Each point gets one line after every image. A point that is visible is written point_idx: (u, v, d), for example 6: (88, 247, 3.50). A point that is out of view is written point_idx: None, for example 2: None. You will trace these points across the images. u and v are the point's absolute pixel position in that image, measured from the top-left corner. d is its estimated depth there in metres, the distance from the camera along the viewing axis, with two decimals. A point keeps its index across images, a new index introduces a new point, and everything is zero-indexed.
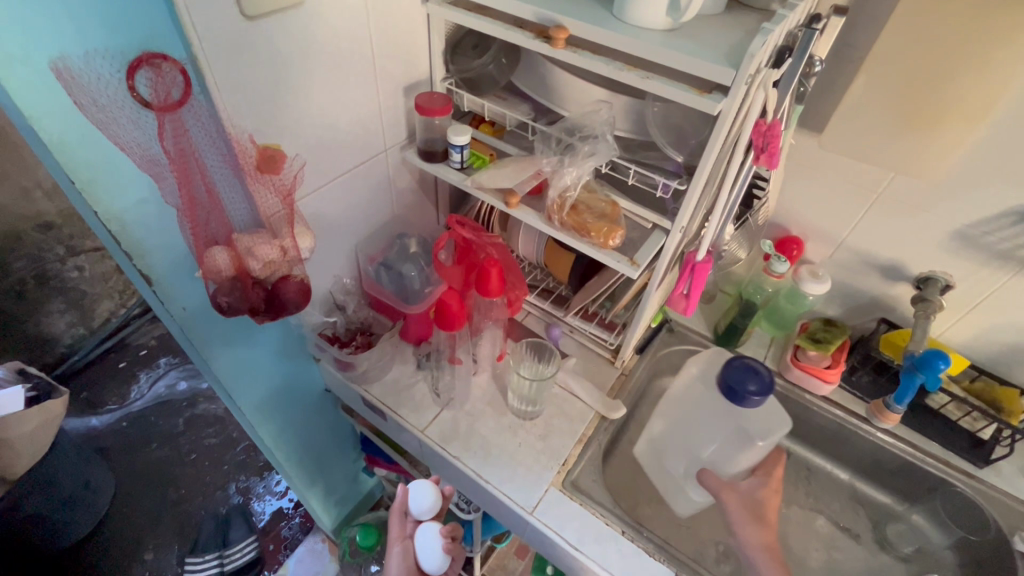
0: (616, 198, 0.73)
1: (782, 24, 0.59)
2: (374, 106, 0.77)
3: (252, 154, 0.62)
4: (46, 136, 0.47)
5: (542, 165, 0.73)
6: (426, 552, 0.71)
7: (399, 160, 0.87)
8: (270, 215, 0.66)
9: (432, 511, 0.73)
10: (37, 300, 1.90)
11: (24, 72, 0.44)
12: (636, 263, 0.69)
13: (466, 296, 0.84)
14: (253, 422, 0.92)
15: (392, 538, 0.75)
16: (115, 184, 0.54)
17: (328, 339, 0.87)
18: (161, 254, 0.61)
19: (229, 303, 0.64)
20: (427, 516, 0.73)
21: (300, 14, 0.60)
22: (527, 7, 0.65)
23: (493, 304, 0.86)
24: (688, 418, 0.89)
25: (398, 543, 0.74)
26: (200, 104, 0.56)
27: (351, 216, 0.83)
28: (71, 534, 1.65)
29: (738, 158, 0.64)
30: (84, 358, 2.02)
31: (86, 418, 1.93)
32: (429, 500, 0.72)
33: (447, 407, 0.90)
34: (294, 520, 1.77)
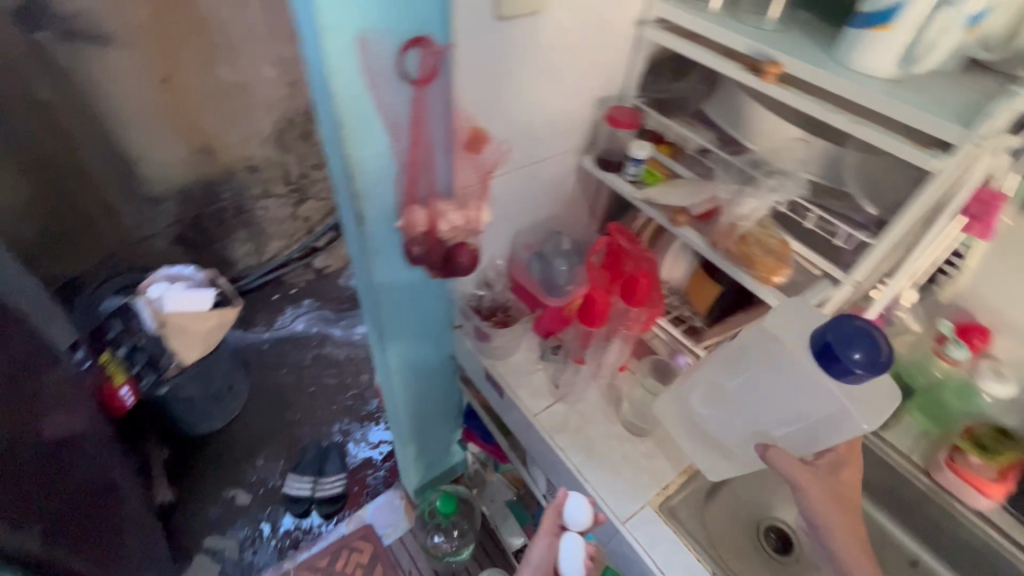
0: (788, 238, 0.72)
1: None
2: (569, 110, 0.83)
3: (466, 133, 0.73)
4: (337, 88, 0.59)
5: (719, 192, 0.73)
6: (568, 560, 0.77)
7: (574, 164, 0.93)
8: (465, 187, 0.76)
9: (584, 528, 0.78)
10: (231, 227, 2.26)
11: (339, 36, 0.56)
12: (797, 306, 0.68)
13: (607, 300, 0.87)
14: (391, 366, 1.03)
15: (540, 531, 0.83)
16: (367, 136, 0.65)
17: (473, 309, 0.97)
18: (376, 203, 0.73)
19: (416, 252, 0.77)
20: (576, 529, 0.78)
21: (538, 20, 0.68)
22: (743, 39, 0.68)
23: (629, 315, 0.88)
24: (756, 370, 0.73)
25: (545, 538, 0.82)
26: (444, 84, 0.66)
27: (521, 205, 0.91)
28: (209, 423, 1.95)
29: (951, 220, 0.64)
30: (251, 283, 2.39)
31: (241, 333, 2.28)
32: (585, 518, 0.77)
33: (561, 400, 0.94)
34: (380, 472, 1.91)
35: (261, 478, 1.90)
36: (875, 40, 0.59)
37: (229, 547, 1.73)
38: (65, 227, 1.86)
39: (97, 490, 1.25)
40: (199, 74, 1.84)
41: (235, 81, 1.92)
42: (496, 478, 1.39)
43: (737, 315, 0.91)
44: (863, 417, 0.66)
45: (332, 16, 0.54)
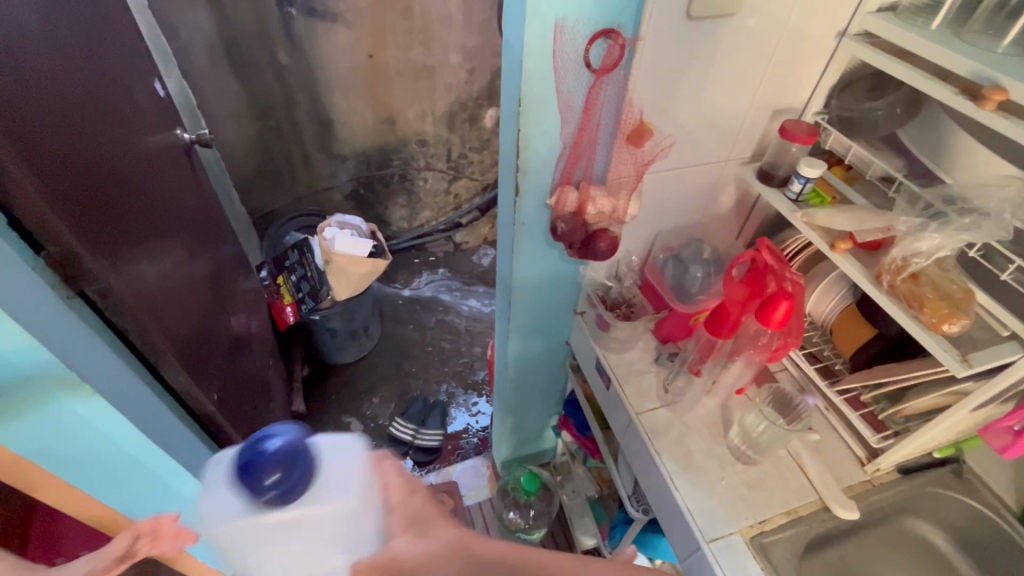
0: (974, 288, 0.63)
1: None
2: (740, 117, 0.82)
3: (631, 125, 0.74)
4: (526, 69, 0.66)
5: (897, 222, 0.67)
6: None
7: (734, 174, 0.91)
8: (618, 177, 0.79)
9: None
10: (394, 192, 2.54)
11: (540, 21, 0.62)
12: (968, 363, 0.60)
13: (741, 316, 0.84)
14: (511, 337, 1.10)
15: None
16: (541, 115, 0.71)
17: (599, 297, 0.99)
18: (535, 178, 0.79)
19: (561, 230, 0.81)
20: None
21: (729, 22, 0.68)
22: (964, 60, 0.61)
23: (761, 336, 0.84)
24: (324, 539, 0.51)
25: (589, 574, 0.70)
26: (620, 76, 0.70)
27: (669, 206, 0.91)
28: (344, 355, 2.23)
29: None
30: (399, 244, 2.68)
31: (383, 285, 2.57)
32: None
33: (667, 407, 0.93)
34: (473, 439, 2.04)
35: (374, 414, 2.13)
36: None
37: None
38: (274, 168, 2.26)
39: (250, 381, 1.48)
40: (398, 54, 2.09)
41: (426, 63, 2.15)
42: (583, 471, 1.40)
43: (886, 365, 0.82)
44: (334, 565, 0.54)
45: (537, 4, 0.60)
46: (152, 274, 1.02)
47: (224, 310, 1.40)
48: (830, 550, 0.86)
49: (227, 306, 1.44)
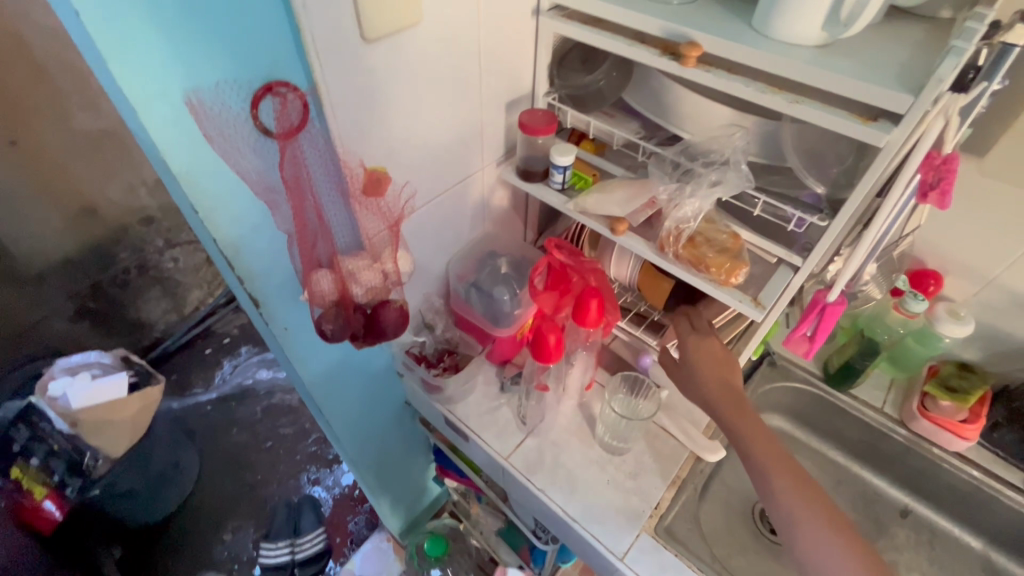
0: (739, 229, 0.66)
1: (980, 29, 0.50)
2: (476, 122, 0.74)
3: (359, 178, 0.60)
4: (177, 168, 0.47)
5: (658, 192, 0.66)
6: None
7: (495, 177, 0.84)
8: (374, 238, 0.64)
9: None
10: (138, 288, 2.00)
11: (161, 107, 0.44)
12: (762, 305, 0.62)
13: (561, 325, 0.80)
14: (338, 431, 0.93)
15: None
16: (234, 212, 0.53)
17: (415, 357, 0.86)
18: (269, 277, 0.61)
19: (332, 329, 0.63)
20: None
21: (415, 33, 0.57)
22: (653, 20, 0.60)
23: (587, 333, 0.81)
24: None
25: None
26: (316, 131, 0.54)
27: (446, 235, 0.81)
28: (164, 508, 1.76)
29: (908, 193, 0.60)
30: (176, 343, 2.14)
31: (176, 400, 2.06)
32: None
33: (532, 434, 0.87)
34: (361, 516, 1.81)
35: (232, 554, 1.75)
36: (800, 5, 0.52)
37: None
38: None
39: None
40: (54, 128, 1.57)
41: (101, 129, 1.67)
42: (481, 508, 1.29)
43: (696, 304, 0.84)
44: None
45: (140, 87, 0.42)
46: None
47: None
48: (715, 484, 0.91)
49: None
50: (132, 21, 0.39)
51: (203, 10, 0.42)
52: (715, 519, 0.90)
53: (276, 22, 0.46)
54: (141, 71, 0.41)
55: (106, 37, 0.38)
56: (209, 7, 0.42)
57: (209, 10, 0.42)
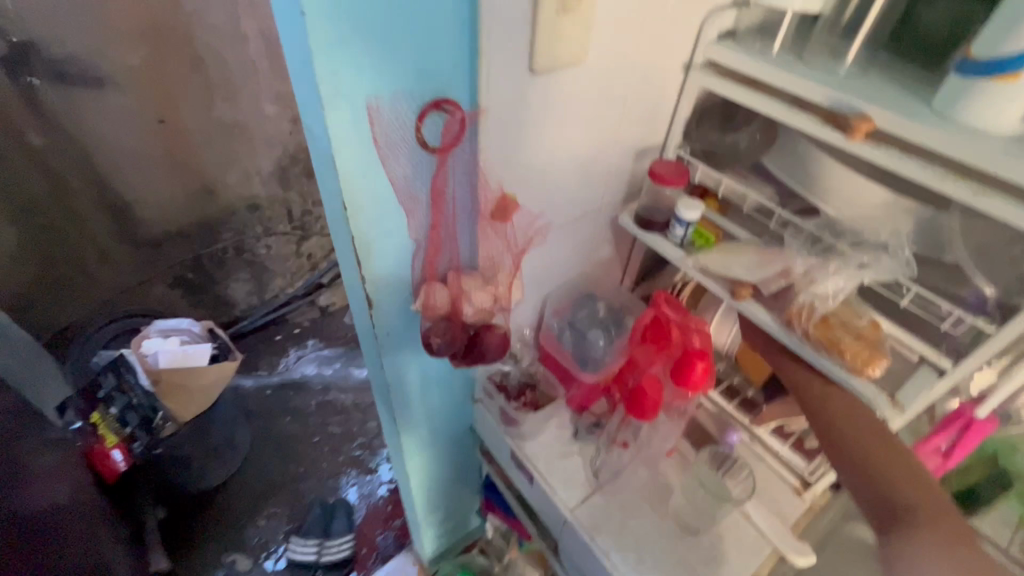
0: (878, 317, 0.60)
1: None
2: (605, 164, 0.74)
3: (492, 202, 0.61)
4: (341, 166, 0.49)
5: (795, 263, 0.62)
6: None
7: (609, 221, 0.83)
8: (491, 260, 0.65)
9: None
10: (231, 268, 2.14)
11: (344, 108, 0.46)
12: (900, 407, 0.57)
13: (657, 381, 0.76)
14: (403, 443, 0.93)
15: None
16: (377, 215, 0.55)
17: (497, 386, 0.85)
18: (388, 283, 0.62)
19: (438, 344, 0.63)
20: None
21: (575, 72, 0.58)
22: (820, 89, 0.57)
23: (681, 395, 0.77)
24: None
25: None
26: (466, 151, 0.56)
27: (551, 270, 0.81)
28: (210, 480, 1.82)
29: None
30: (251, 325, 2.26)
31: (243, 378, 2.16)
32: None
33: (601, 490, 0.82)
34: (390, 532, 1.78)
35: (262, 540, 1.77)
36: (995, 91, 0.49)
37: None
38: (57, 273, 1.77)
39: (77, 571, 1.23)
40: (198, 114, 1.75)
41: (236, 120, 1.83)
42: (520, 554, 1.22)
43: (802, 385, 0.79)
44: None
45: (333, 87, 0.44)
46: None
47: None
48: None
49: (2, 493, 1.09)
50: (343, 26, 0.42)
51: (403, 26, 0.44)
52: None
53: (459, 45, 0.49)
54: (338, 72, 0.44)
55: (319, 37, 0.41)
56: (409, 24, 0.44)
57: (408, 27, 0.45)
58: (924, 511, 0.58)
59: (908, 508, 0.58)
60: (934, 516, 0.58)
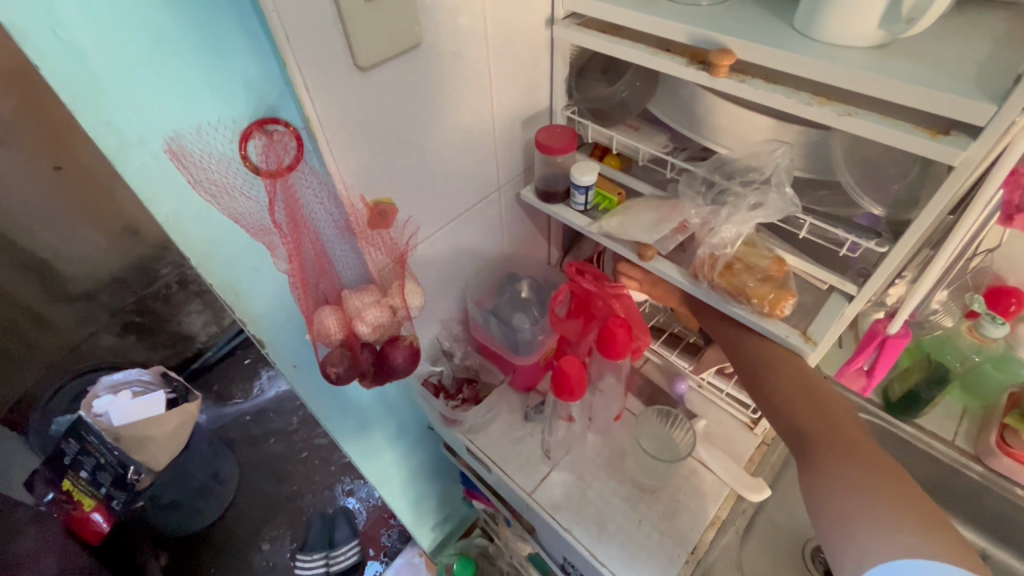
0: (782, 253, 0.59)
1: None
2: (490, 141, 0.69)
3: (362, 213, 0.57)
4: (165, 218, 0.46)
5: (689, 215, 0.61)
6: None
7: (514, 196, 0.79)
8: (380, 271, 0.61)
9: None
10: (179, 303, 1.91)
11: (141, 156, 0.42)
12: (813, 340, 0.55)
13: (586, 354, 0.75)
14: (358, 456, 0.92)
15: None
16: (231, 256, 0.52)
17: (434, 388, 0.82)
18: (272, 319, 0.59)
19: (337, 372, 0.60)
20: None
21: (415, 59, 0.53)
22: (679, 27, 0.53)
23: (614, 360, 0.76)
24: None
25: None
26: (313, 169, 0.52)
27: (464, 261, 0.78)
28: (203, 519, 1.70)
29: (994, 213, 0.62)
30: (217, 353, 2.06)
31: (216, 410, 1.98)
32: None
33: (558, 468, 0.81)
34: (394, 528, 1.70)
35: (270, 565, 1.68)
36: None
37: None
38: None
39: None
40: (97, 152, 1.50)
41: None
42: (510, 533, 1.21)
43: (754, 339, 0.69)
44: None
45: (117, 138, 0.40)
46: None
47: None
48: (758, 519, 0.83)
49: None
50: (100, 68, 0.37)
51: (178, 54, 0.39)
52: (761, 559, 0.82)
53: (261, 58, 0.44)
54: (116, 119, 0.39)
55: (74, 90, 0.37)
56: (187, 50, 0.40)
57: (186, 53, 0.40)
58: (832, 447, 0.57)
59: (814, 446, 0.58)
60: (848, 454, 0.56)
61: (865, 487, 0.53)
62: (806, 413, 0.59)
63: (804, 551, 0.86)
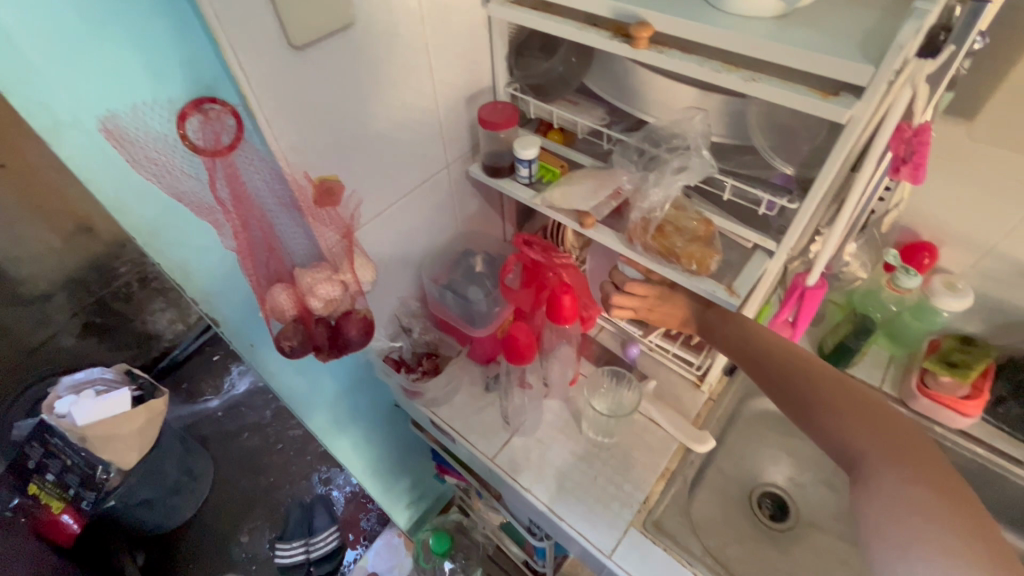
0: (709, 215, 0.63)
1: None
2: (434, 119, 0.71)
3: (309, 190, 0.59)
4: (105, 197, 0.47)
5: (622, 182, 0.65)
6: None
7: (464, 173, 0.82)
8: (330, 248, 0.63)
9: None
10: (142, 301, 1.88)
11: (76, 136, 0.43)
12: (736, 293, 0.60)
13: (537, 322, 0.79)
14: (326, 435, 0.94)
15: None
16: (177, 235, 0.53)
17: (394, 363, 0.84)
18: (224, 297, 0.61)
19: (292, 345, 0.62)
20: None
21: (350, 37, 0.55)
22: (602, 2, 0.56)
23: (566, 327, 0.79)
24: None
25: None
26: (254, 148, 0.53)
27: (417, 238, 0.80)
28: (178, 516, 1.69)
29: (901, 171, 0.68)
30: (184, 352, 2.01)
31: (186, 407, 1.95)
32: None
33: (518, 433, 0.85)
34: (373, 512, 1.73)
35: (250, 556, 1.68)
36: None
37: None
38: None
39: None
40: (40, 148, 1.46)
41: None
42: (482, 504, 1.25)
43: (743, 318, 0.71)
44: None
45: (50, 119, 0.41)
46: None
47: None
48: (708, 470, 0.89)
49: None
50: (27, 49, 0.38)
51: (106, 34, 0.40)
52: (712, 508, 0.88)
53: (192, 37, 0.45)
54: (48, 101, 0.40)
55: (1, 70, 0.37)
56: (113, 28, 0.40)
57: (113, 32, 0.41)
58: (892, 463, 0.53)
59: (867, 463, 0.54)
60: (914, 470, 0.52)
61: (920, 499, 0.50)
62: (852, 421, 0.57)
63: (751, 498, 0.93)
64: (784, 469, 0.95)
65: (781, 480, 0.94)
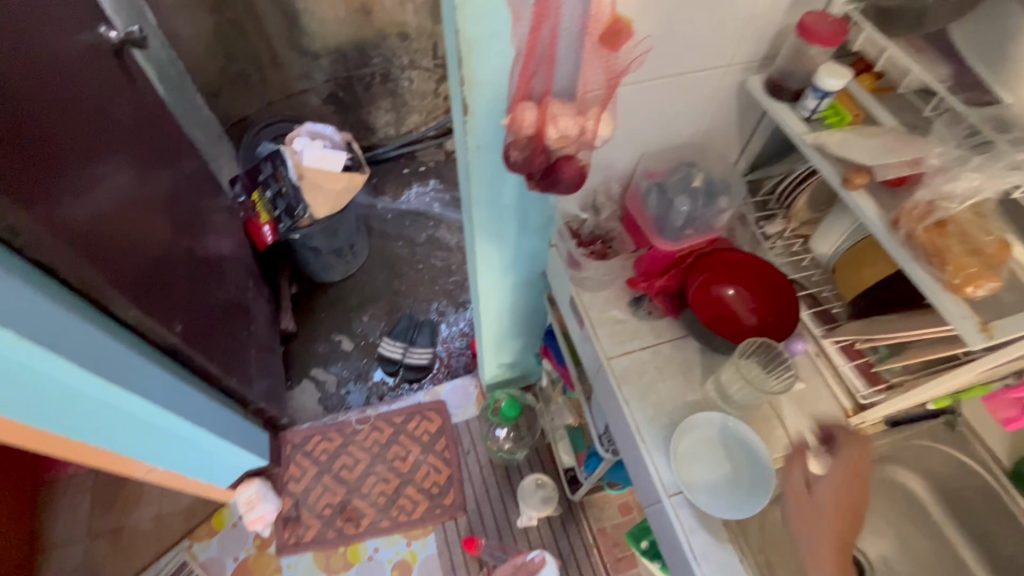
0: (1011, 239, 0.52)
1: None
2: (745, 10, 0.65)
3: (603, 23, 0.58)
4: None
5: (928, 155, 0.55)
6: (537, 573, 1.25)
7: (737, 82, 0.75)
8: (588, 89, 0.64)
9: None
10: (376, 94, 2.11)
11: None
12: (991, 335, 0.50)
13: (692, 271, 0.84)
14: (479, 267, 1.02)
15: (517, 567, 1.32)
16: (483, 10, 0.56)
17: (571, 232, 0.89)
18: (481, 91, 0.65)
19: (516, 158, 0.67)
20: None
21: None
22: None
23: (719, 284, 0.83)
24: (201, 455, 1.34)
25: None
26: None
27: (654, 127, 0.77)
28: (329, 274, 2.05)
29: None
30: (385, 154, 2.30)
31: (369, 198, 2.25)
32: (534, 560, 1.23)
33: (643, 351, 0.85)
34: (464, 357, 1.91)
35: (363, 334, 1.99)
36: None
37: (329, 381, 1.89)
38: (237, 68, 1.85)
39: (199, 316, 1.27)
40: None
41: None
42: (562, 401, 1.38)
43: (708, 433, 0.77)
44: (212, 438, 1.30)
45: None
46: (76, 207, 0.94)
47: (196, 231, 1.36)
48: None
49: (197, 226, 1.38)
50: None
51: None
52: None
53: None
54: None
55: None
56: None
57: None
58: None
59: None
60: None
61: None
62: None
63: None
64: (882, 546, 0.85)
65: (871, 553, 0.85)
